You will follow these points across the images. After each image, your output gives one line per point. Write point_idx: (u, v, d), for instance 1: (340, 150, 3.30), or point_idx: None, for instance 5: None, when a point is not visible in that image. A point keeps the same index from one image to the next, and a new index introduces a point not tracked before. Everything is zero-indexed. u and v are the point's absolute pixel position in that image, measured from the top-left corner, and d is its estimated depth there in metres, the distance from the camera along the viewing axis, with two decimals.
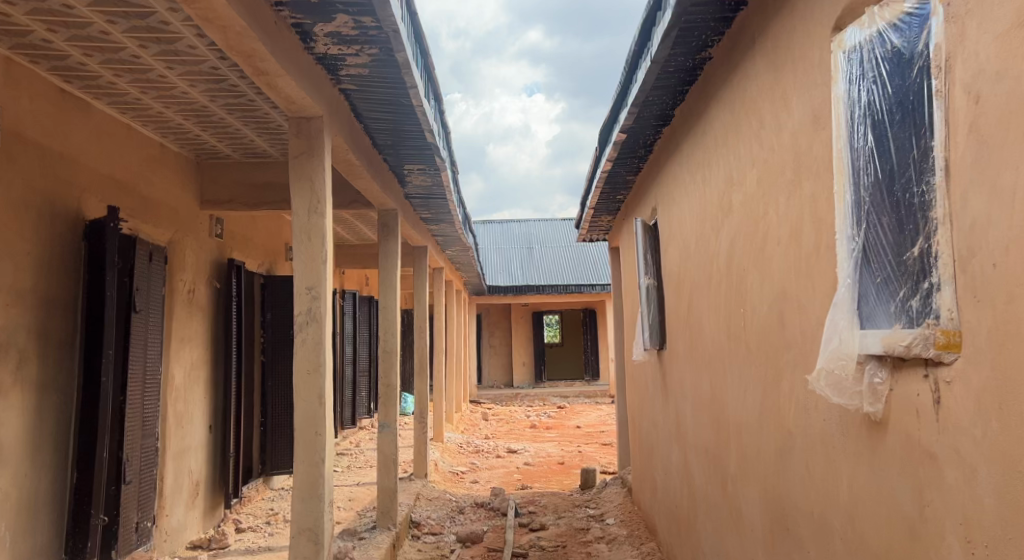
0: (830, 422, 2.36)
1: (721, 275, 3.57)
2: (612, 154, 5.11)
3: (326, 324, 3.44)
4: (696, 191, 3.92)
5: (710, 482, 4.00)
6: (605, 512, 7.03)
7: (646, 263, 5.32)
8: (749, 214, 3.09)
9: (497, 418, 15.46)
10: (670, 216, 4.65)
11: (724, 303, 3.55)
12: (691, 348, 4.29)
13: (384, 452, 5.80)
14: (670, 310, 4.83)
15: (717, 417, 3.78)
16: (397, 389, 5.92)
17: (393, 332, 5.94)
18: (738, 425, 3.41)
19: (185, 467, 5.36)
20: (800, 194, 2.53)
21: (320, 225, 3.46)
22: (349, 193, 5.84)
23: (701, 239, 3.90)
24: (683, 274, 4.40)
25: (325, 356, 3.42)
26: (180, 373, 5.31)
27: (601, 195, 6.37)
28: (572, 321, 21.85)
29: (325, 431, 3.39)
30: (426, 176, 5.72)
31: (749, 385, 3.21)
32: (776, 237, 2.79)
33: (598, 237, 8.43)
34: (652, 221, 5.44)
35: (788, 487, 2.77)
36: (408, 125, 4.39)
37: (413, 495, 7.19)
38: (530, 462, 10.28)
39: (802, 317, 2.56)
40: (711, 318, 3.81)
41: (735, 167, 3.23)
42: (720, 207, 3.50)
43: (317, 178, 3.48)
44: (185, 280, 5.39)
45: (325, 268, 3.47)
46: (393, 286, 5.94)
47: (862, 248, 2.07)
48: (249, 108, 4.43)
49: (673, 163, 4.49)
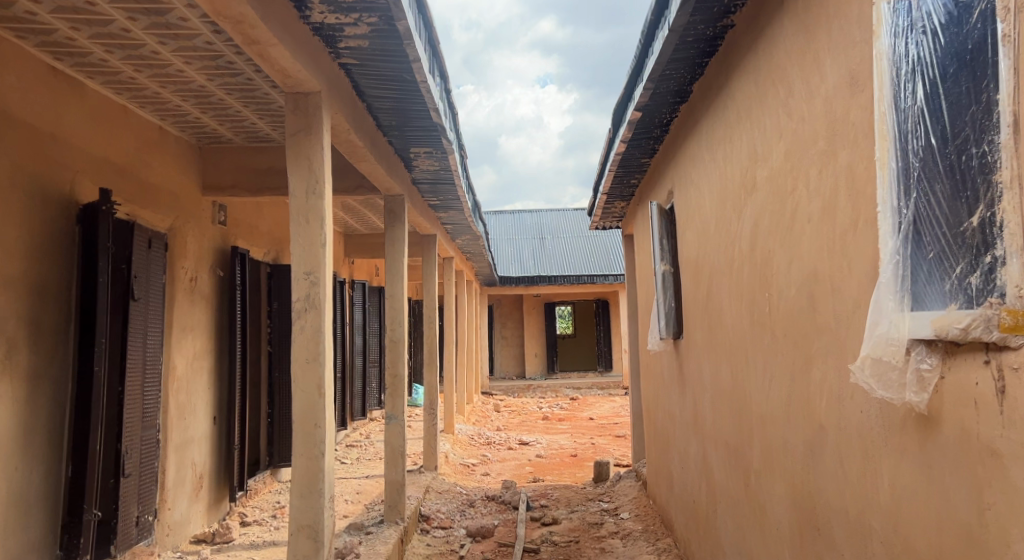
0: (869, 414, 2.17)
1: (744, 258, 3.37)
2: (627, 136, 4.91)
3: (326, 311, 3.27)
4: (716, 170, 3.72)
5: (731, 478, 3.80)
6: (620, 507, 6.84)
7: (662, 249, 5.12)
8: (776, 192, 2.89)
9: (508, 409, 15.31)
10: (688, 198, 4.45)
11: (747, 288, 3.35)
12: (711, 337, 4.09)
13: (391, 445, 5.63)
14: (687, 296, 4.63)
15: (740, 410, 3.58)
16: (404, 380, 5.74)
17: (400, 321, 5.76)
18: (763, 418, 3.21)
19: (189, 460, 5.21)
20: (835, 165, 2.33)
21: (320, 207, 3.28)
22: (355, 178, 5.67)
23: (721, 220, 3.70)
24: (701, 259, 4.19)
25: (324, 344, 3.25)
26: (183, 363, 5.14)
27: (615, 179, 6.17)
28: (585, 312, 21.64)
29: (324, 424, 3.23)
30: (433, 160, 5.54)
31: (775, 375, 3.01)
32: (806, 214, 2.59)
33: (611, 225, 8.23)
34: (668, 205, 5.23)
35: (818, 483, 2.58)
36: (413, 104, 4.22)
37: (422, 488, 7.03)
38: (542, 454, 10.11)
39: (838, 299, 2.36)
40: (733, 305, 3.60)
41: (761, 141, 3.03)
42: (743, 184, 3.29)
43: (315, 156, 3.30)
44: (187, 268, 5.21)
45: (324, 252, 3.29)
46: (401, 273, 5.77)
47: (909, 222, 1.88)
48: (249, 88, 4.22)
49: (691, 142, 4.28)
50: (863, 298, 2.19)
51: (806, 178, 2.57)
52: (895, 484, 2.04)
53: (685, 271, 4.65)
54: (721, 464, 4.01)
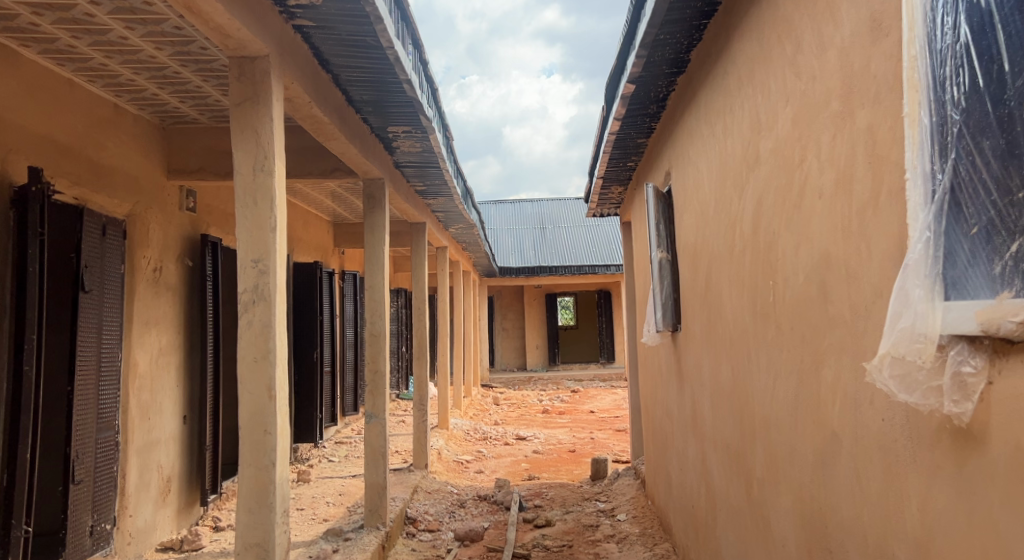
0: (892, 424, 1.82)
1: (745, 243, 3.01)
2: (620, 112, 4.54)
3: (277, 303, 2.94)
4: (716, 145, 3.35)
5: (733, 486, 3.43)
6: (617, 508, 6.49)
7: (658, 234, 4.74)
8: (781, 163, 2.53)
9: (509, 402, 14.96)
10: (686, 178, 4.08)
11: (748, 274, 2.99)
12: (710, 330, 3.73)
13: (371, 445, 5.32)
14: (685, 285, 4.28)
15: (742, 411, 3.22)
16: (385, 376, 5.40)
17: (380, 312, 5.40)
18: (767, 419, 2.85)
19: (154, 463, 4.88)
20: (851, 128, 1.97)
21: (269, 186, 2.95)
22: (332, 160, 5.31)
23: (721, 200, 3.33)
24: (700, 245, 3.83)
25: (274, 341, 2.92)
26: (147, 359, 4.81)
27: (610, 162, 5.81)
28: (587, 303, 21.31)
29: (275, 430, 2.90)
30: (414, 141, 5.17)
31: (779, 371, 2.66)
32: (817, 188, 2.23)
33: (609, 212, 7.87)
34: (665, 187, 4.87)
35: (831, 501, 2.23)
36: (383, 76, 3.86)
37: (410, 488, 6.69)
38: (540, 450, 9.76)
39: (855, 285, 2.00)
40: (734, 294, 3.23)
41: (765, 106, 2.66)
42: (745, 158, 2.93)
43: (263, 128, 2.96)
44: (150, 257, 4.87)
45: (274, 238, 2.95)
46: (381, 262, 5.42)
47: (946, 189, 1.51)
48: (205, 58, 3.82)
49: (689, 116, 3.92)
50: (885, 284, 1.83)
51: (817, 146, 2.21)
52: (925, 506, 1.69)
53: (683, 258, 4.29)
54: (722, 470, 3.65)
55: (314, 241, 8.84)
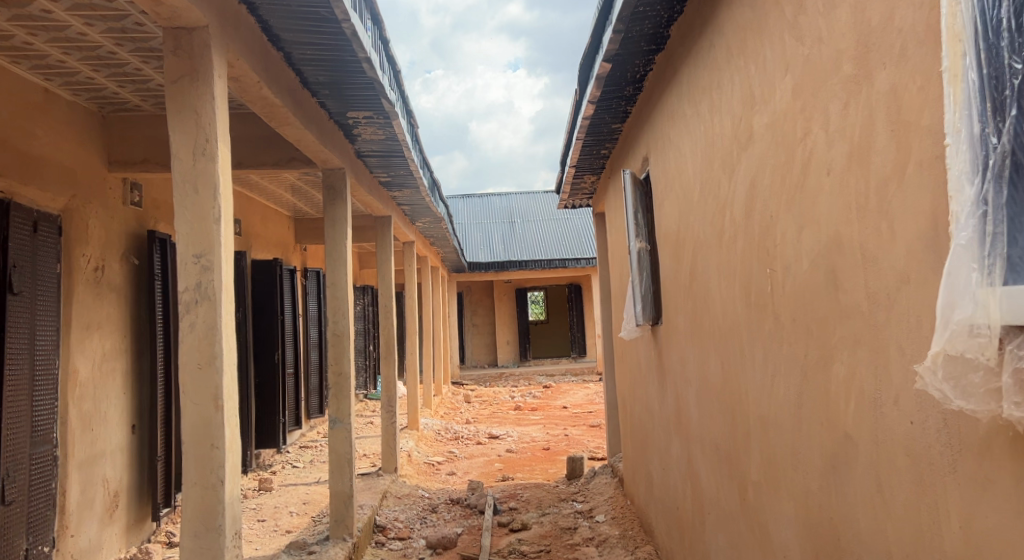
0: (923, 427, 1.59)
1: (737, 229, 2.77)
2: (595, 95, 4.29)
3: (223, 303, 2.64)
4: (701, 125, 3.12)
5: (724, 490, 3.20)
6: (595, 508, 6.25)
7: (637, 223, 4.51)
8: (780, 139, 2.29)
9: (480, 400, 14.70)
10: (667, 162, 3.84)
11: (741, 263, 2.75)
12: (695, 324, 3.51)
13: (336, 451, 5.02)
14: (667, 276, 4.05)
15: (733, 410, 2.99)
16: (350, 378, 5.06)
17: (344, 310, 5.08)
18: (764, 419, 2.63)
19: (99, 476, 4.54)
20: (868, 93, 1.73)
21: (212, 172, 2.64)
22: (288, 149, 4.99)
23: (708, 183, 3.09)
24: (683, 233, 3.59)
25: (221, 344, 2.62)
26: (88, 366, 4.46)
27: (583, 149, 5.57)
28: (558, 297, 21.12)
29: (223, 444, 2.60)
30: (377, 128, 4.87)
31: (780, 367, 2.43)
32: (824, 164, 2.00)
33: (581, 203, 7.64)
34: (643, 174, 4.63)
35: (845, 512, 2.00)
36: (340, 54, 3.56)
37: (378, 494, 6.41)
38: (513, 449, 9.51)
39: (873, 271, 1.77)
40: (723, 285, 3.00)
41: (761, 77, 2.42)
42: (736, 136, 2.70)
43: (204, 108, 2.64)
44: (90, 255, 4.52)
45: (218, 230, 2.65)
46: (343, 258, 5.11)
47: (1007, 153, 1.30)
48: (141, 35, 3.49)
49: (669, 97, 3.68)
50: (913, 268, 1.60)
51: (824, 118, 1.98)
52: (968, 522, 1.47)
53: (664, 248, 4.06)
54: (711, 473, 3.42)
55: (275, 237, 8.48)
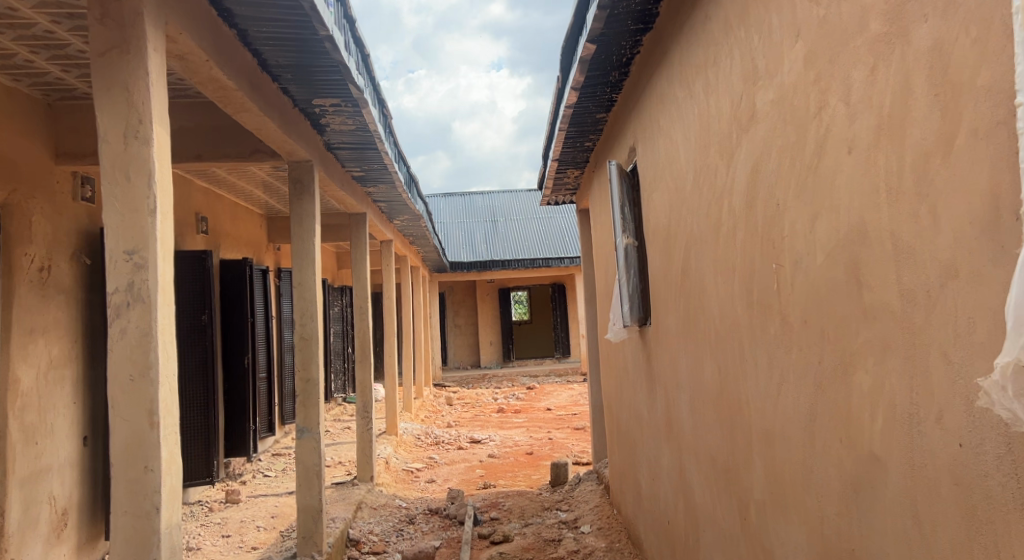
0: (977, 451, 1.33)
1: (737, 221, 2.50)
2: (578, 81, 4.00)
3: (159, 305, 2.32)
4: (695, 108, 2.84)
5: (722, 507, 2.93)
6: (580, 518, 5.96)
7: (624, 218, 4.23)
8: (789, 116, 2.02)
9: (462, 402, 14.38)
10: (656, 151, 3.57)
11: (742, 258, 2.48)
12: (688, 326, 3.24)
13: (304, 463, 4.70)
14: (656, 274, 3.78)
15: (733, 421, 2.72)
16: (319, 385, 4.76)
17: (312, 312, 4.77)
18: (769, 432, 2.36)
19: (44, 493, 4.20)
20: (903, 53, 1.46)
21: (147, 158, 2.32)
22: (251, 140, 4.67)
23: (703, 172, 2.82)
24: (675, 227, 3.32)
25: (157, 353, 2.30)
26: (32, 374, 4.12)
27: (566, 141, 5.29)
28: (541, 297, 20.87)
29: (159, 466, 2.28)
30: (346, 117, 4.55)
31: (791, 373, 2.15)
32: (844, 143, 1.73)
33: (564, 199, 7.36)
34: (629, 166, 4.36)
35: (871, 545, 1.73)
36: (300, 33, 3.24)
37: (352, 505, 6.10)
38: (495, 454, 9.21)
39: (909, 265, 1.50)
40: (722, 282, 2.72)
41: (766, 47, 2.14)
42: (736, 117, 2.42)
43: (136, 84, 2.32)
44: (33, 254, 4.18)
45: (153, 223, 2.33)
46: (311, 256, 4.78)
47: None
48: (76, 10, 3.16)
49: (657, 80, 3.40)
50: (966, 260, 1.33)
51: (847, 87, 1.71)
52: None
53: (653, 244, 3.78)
54: (706, 487, 3.14)
55: (246, 236, 8.14)
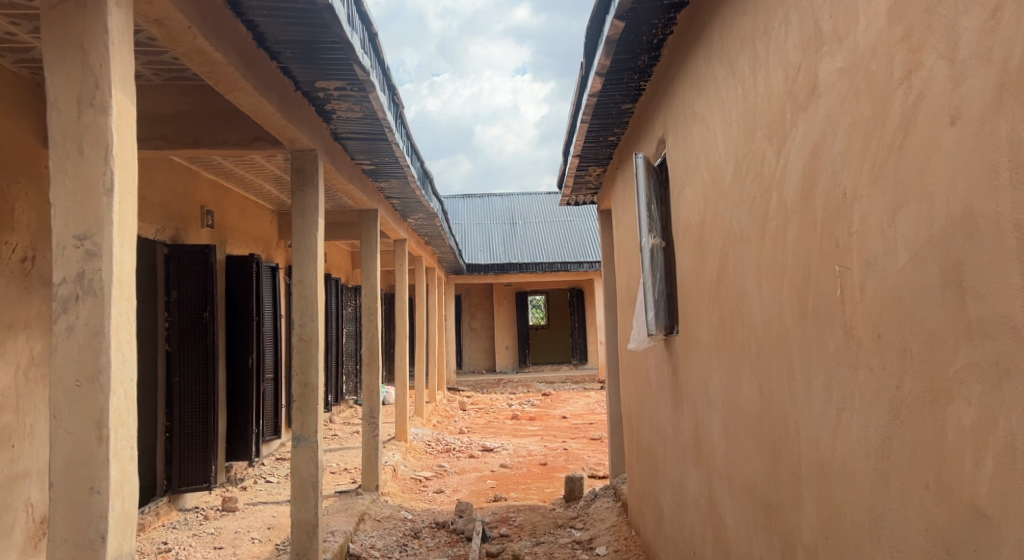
0: None
1: (788, 218, 2.14)
2: (602, 65, 3.65)
3: (113, 300, 1.99)
4: (738, 88, 2.49)
5: (762, 546, 2.56)
6: (595, 538, 5.58)
7: (650, 216, 3.87)
8: (862, 87, 1.67)
9: (475, 408, 14.02)
10: (689, 142, 3.21)
11: (794, 260, 2.12)
12: (724, 338, 2.87)
13: (300, 473, 4.39)
14: (685, 278, 3.42)
15: (777, 449, 2.35)
16: (317, 389, 4.44)
17: (313, 312, 4.44)
18: (826, 465, 1.99)
19: (21, 500, 3.90)
20: None
21: (104, 128, 2.00)
22: (252, 127, 4.36)
23: (746, 161, 2.46)
24: (710, 225, 2.96)
25: (109, 356, 1.98)
26: (9, 372, 3.83)
27: (588, 135, 4.95)
28: (559, 302, 20.50)
29: (106, 488, 1.95)
30: (353, 104, 4.22)
31: (857, 398, 1.79)
32: (946, 115, 1.38)
33: (584, 199, 7.00)
34: (657, 160, 4.00)
35: None
36: (297, 3, 2.92)
37: (354, 517, 5.77)
38: (507, 464, 8.86)
39: None
40: (767, 288, 2.35)
41: (834, 5, 1.79)
42: (791, 93, 2.06)
43: (92, 43, 1.99)
44: (15, 243, 3.89)
45: (110, 204, 2.00)
46: (312, 253, 4.46)
47: None
48: None
49: (693, 62, 3.05)
50: None
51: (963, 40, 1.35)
52: None
53: (683, 244, 3.42)
54: (741, 522, 2.77)
55: (254, 232, 7.85)
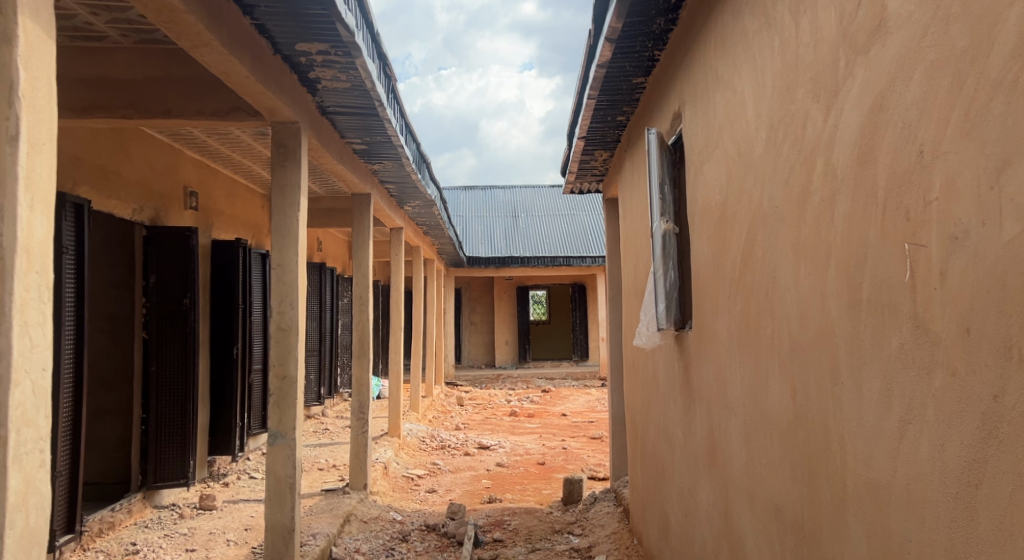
0: None
1: (838, 188, 1.78)
2: (614, 29, 3.28)
3: (15, 273, 1.64)
4: (775, 40, 2.13)
5: None
6: (594, 546, 5.23)
7: (663, 198, 3.52)
8: (957, 13, 1.31)
9: (473, 403, 13.69)
10: (710, 111, 2.85)
11: (845, 238, 1.76)
12: (749, 334, 2.51)
13: (275, 473, 4.04)
14: (703, 266, 3.06)
15: (814, 465, 1.99)
16: (297, 382, 4.09)
17: (292, 298, 4.09)
18: (882, 490, 1.64)
19: None
20: None
21: (6, 65, 1.64)
22: (230, 95, 4.00)
23: (784, 126, 2.10)
24: (734, 205, 2.60)
25: (9, 340, 1.62)
26: None
27: (596, 113, 4.58)
28: (561, 297, 20.14)
29: (2, 501, 1.59)
30: (338, 72, 3.85)
31: (938, 407, 1.43)
32: None
33: (589, 187, 6.63)
34: (672, 137, 3.64)
35: None
36: None
37: (338, 518, 5.43)
38: (504, 463, 8.51)
39: None
40: (806, 274, 1.99)
41: None
42: (846, 34, 1.70)
43: None
44: None
45: (15, 155, 1.64)
46: (294, 234, 4.09)
47: None
48: None
49: (718, 18, 2.69)
50: None
51: None
52: None
53: (701, 228, 3.06)
54: (766, 546, 2.41)
55: (243, 216, 7.49)
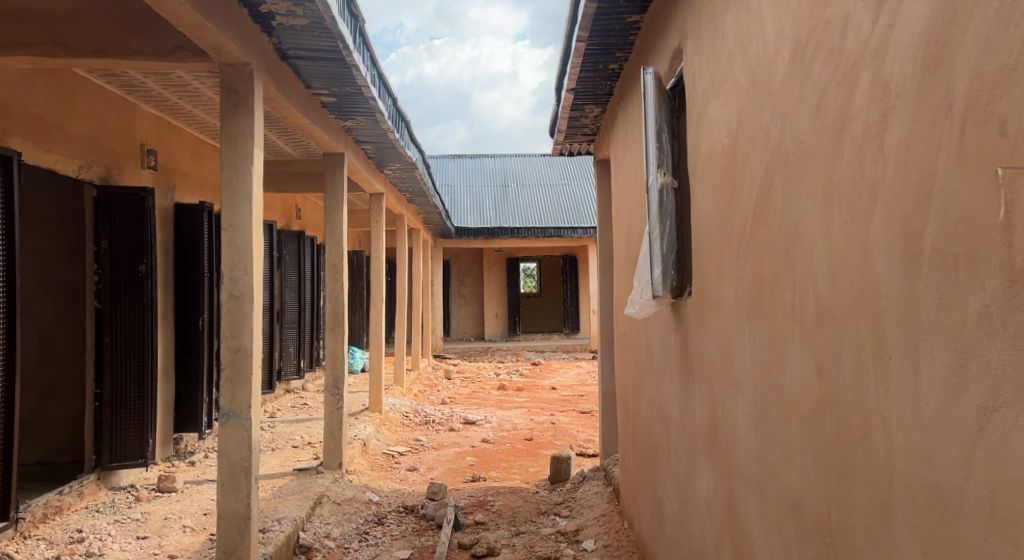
0: None
1: (890, 106, 1.38)
2: None
3: None
4: None
5: None
6: (582, 529, 4.88)
7: (659, 148, 3.12)
8: None
9: (461, 377, 13.33)
10: (717, 39, 2.44)
11: (898, 172, 1.37)
12: (762, 299, 2.11)
13: (227, 455, 3.64)
14: (705, 222, 2.66)
15: (849, 458, 1.60)
16: (252, 354, 3.68)
17: (246, 263, 3.66)
18: (947, 497, 1.26)
19: None
20: None
21: None
22: (173, 33, 3.55)
23: (814, 41, 1.70)
24: (745, 146, 2.20)
25: None
26: None
27: (587, 61, 4.15)
28: (552, 269, 19.73)
29: None
30: (294, 6, 3.39)
31: None
32: None
33: (580, 148, 6.19)
34: (671, 80, 3.22)
35: None
36: None
37: (308, 501, 5.03)
38: (490, 439, 8.17)
39: None
40: (839, 221, 1.60)
41: None
42: None
43: None
44: None
45: None
46: (247, 190, 3.66)
47: None
48: None
49: None
50: None
51: None
52: None
53: (704, 178, 2.66)
54: (781, 550, 2.03)
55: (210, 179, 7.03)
